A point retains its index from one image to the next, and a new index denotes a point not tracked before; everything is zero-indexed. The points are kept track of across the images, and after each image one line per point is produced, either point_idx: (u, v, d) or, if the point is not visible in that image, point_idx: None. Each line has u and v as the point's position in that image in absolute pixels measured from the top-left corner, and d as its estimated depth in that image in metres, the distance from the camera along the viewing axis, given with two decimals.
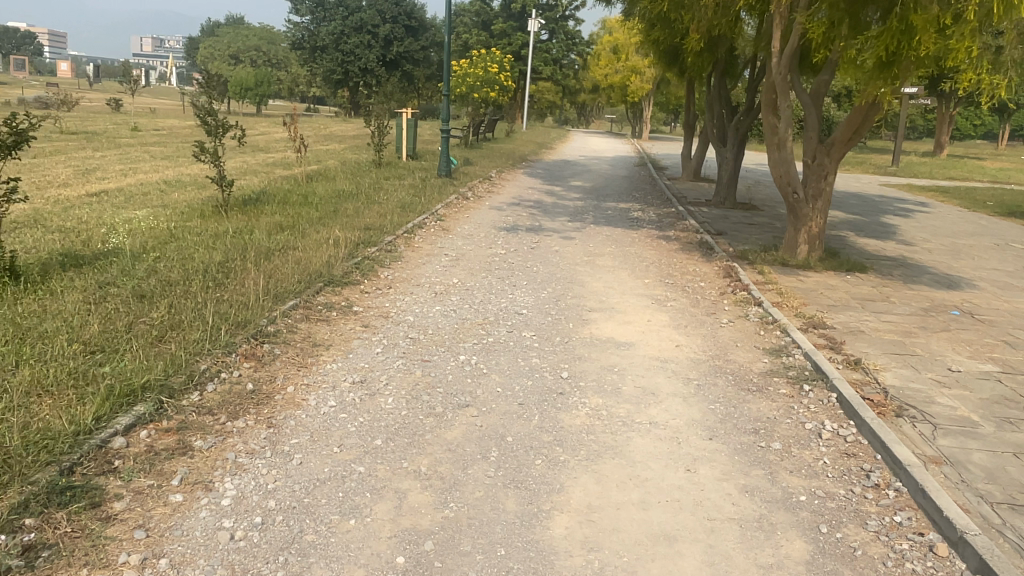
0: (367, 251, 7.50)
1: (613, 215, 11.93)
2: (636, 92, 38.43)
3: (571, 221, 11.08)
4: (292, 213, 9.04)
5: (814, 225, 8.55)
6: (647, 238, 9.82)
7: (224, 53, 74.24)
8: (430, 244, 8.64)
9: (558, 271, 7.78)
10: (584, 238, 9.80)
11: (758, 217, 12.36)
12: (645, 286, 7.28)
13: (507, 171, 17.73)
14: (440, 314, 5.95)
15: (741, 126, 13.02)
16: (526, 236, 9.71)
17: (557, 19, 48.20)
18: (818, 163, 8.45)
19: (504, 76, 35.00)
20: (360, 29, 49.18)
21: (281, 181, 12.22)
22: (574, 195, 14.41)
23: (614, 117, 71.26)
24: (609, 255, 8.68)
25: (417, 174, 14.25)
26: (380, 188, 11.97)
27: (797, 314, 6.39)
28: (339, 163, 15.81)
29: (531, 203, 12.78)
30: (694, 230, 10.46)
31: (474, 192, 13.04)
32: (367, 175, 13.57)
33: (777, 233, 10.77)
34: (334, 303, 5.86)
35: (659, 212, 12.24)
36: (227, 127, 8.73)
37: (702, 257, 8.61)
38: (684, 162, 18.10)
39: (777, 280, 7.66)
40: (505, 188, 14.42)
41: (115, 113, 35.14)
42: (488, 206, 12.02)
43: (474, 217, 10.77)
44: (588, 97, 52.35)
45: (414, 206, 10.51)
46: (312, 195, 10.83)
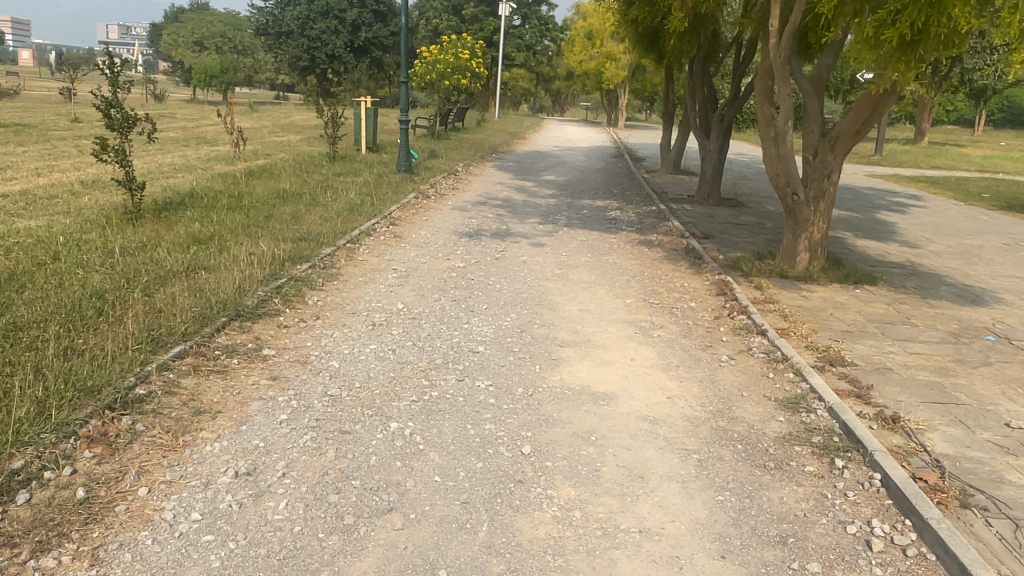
0: (295, 269, 6.28)
1: (588, 215, 10.78)
2: (611, 79, 37.38)
3: (542, 224, 9.92)
4: (216, 220, 7.79)
5: (817, 230, 7.46)
6: (627, 244, 8.67)
7: (187, 40, 71.81)
8: (377, 255, 7.44)
9: (524, 288, 6.63)
10: (556, 244, 8.64)
11: (747, 215, 11.30)
12: (627, 308, 6.15)
13: (475, 165, 16.49)
14: (374, 355, 4.77)
15: (726, 116, 11.92)
16: (491, 242, 8.54)
17: (529, 4, 46.94)
18: (820, 158, 7.38)
19: (474, 62, 33.65)
20: (327, 14, 47.47)
21: (217, 180, 10.93)
22: (546, 191, 13.25)
23: (590, 105, 70.24)
24: (584, 267, 7.54)
25: (374, 169, 13.00)
26: (329, 187, 10.70)
27: (810, 346, 5.31)
28: (289, 157, 14.46)
29: (499, 201, 11.59)
30: (679, 232, 9.36)
31: (435, 189, 11.83)
32: (318, 172, 12.29)
33: (770, 235, 9.72)
34: (238, 345, 4.66)
35: (638, 211, 11.13)
36: (133, 121, 7.43)
37: (690, 268, 7.49)
38: (664, 153, 17.00)
39: (779, 297, 6.57)
40: (471, 184, 13.21)
41: (65, 102, 33.27)
42: (450, 205, 10.80)
43: (433, 220, 9.56)
44: (563, 85, 51.15)
45: (364, 208, 9.28)
46: (248, 196, 9.56)
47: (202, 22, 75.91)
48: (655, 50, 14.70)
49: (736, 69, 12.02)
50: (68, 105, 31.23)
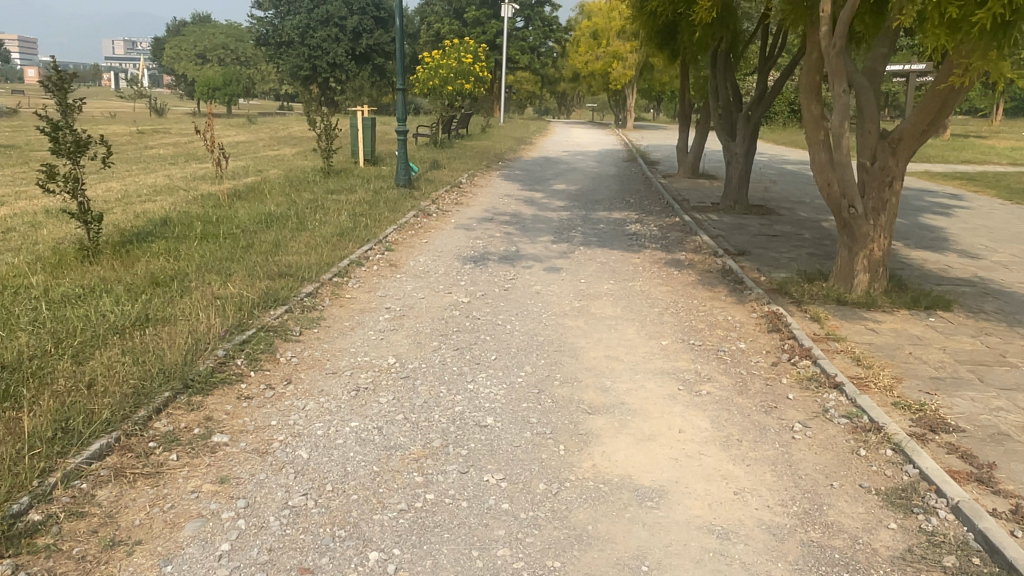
0: (267, 317, 5.25)
1: (606, 230, 9.76)
2: (618, 80, 36.36)
3: (555, 242, 8.91)
4: (184, 255, 6.83)
5: (877, 247, 6.39)
6: (654, 266, 7.65)
7: (188, 53, 71.33)
8: (368, 290, 6.44)
9: (540, 329, 5.62)
10: (573, 268, 7.62)
11: (780, 225, 10.25)
12: (665, 353, 5.12)
13: (480, 175, 15.50)
14: (353, 436, 3.76)
15: (752, 116, 10.93)
16: (500, 268, 7.54)
17: (532, 5, 46.00)
18: (878, 164, 6.32)
19: (477, 66, 32.70)
20: (327, 22, 46.57)
21: (197, 203, 10.00)
22: (557, 202, 12.25)
23: (596, 106, 69.21)
24: (607, 297, 6.52)
25: (371, 185, 12.05)
26: (320, 208, 9.73)
27: (899, 403, 4.28)
28: (281, 174, 13.52)
29: (506, 216, 10.61)
30: (710, 248, 8.33)
31: (436, 205, 10.85)
32: (309, 190, 11.34)
33: (811, 249, 8.69)
34: (181, 432, 3.66)
35: (661, 224, 10.11)
36: (85, 145, 6.45)
37: (732, 296, 6.47)
38: (681, 156, 15.98)
39: (843, 332, 5.54)
40: (476, 198, 12.21)
41: (65, 121, 32.66)
42: (454, 224, 9.83)
43: (435, 243, 8.58)
44: (568, 87, 50.22)
45: (356, 234, 8.27)
46: (230, 221, 8.59)
47: (203, 35, 75.48)
48: (671, 46, 13.96)
49: (762, 63, 11.18)
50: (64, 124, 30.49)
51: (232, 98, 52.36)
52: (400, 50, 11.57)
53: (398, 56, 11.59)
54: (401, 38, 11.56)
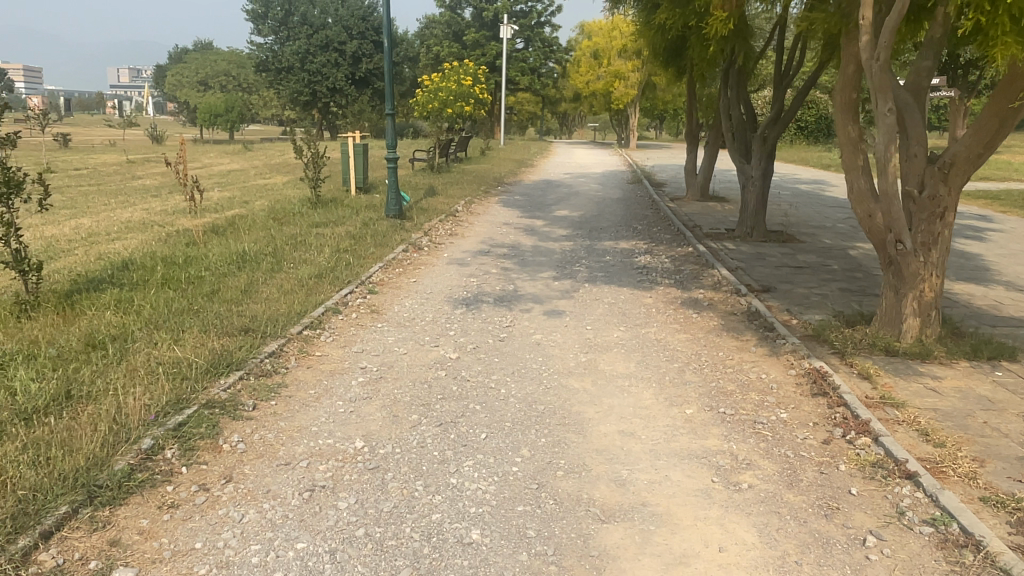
0: (213, 389, 4.38)
1: (613, 263, 8.93)
2: (620, 100, 35.72)
3: (558, 279, 8.07)
4: (136, 305, 6.02)
5: (929, 287, 5.55)
6: (669, 308, 6.81)
7: (190, 80, 71.85)
8: (342, 344, 5.60)
9: (540, 394, 4.77)
10: (578, 311, 6.78)
11: (803, 254, 9.41)
12: (691, 425, 4.26)
13: (478, 201, 14.72)
14: (299, 564, 2.92)
15: (769, 136, 10.17)
16: (496, 312, 6.71)
17: (532, 26, 45.48)
18: (928, 193, 5.49)
19: (477, 88, 32.09)
20: (326, 47, 46.13)
21: (168, 240, 9.21)
22: (560, 230, 11.44)
23: (599, 124, 68.65)
24: (618, 348, 5.67)
25: (360, 216, 11.27)
26: (302, 244, 8.94)
27: (990, 500, 3.42)
28: (266, 204, 12.75)
29: (505, 249, 9.80)
30: (730, 284, 7.50)
31: (429, 238, 10.05)
32: (293, 222, 10.56)
33: (841, 283, 7.85)
34: (72, 568, 2.82)
35: (673, 255, 9.28)
36: (19, 185, 5.66)
37: (762, 346, 5.61)
38: (689, 178, 15.21)
39: (900, 394, 4.68)
40: (472, 227, 11.41)
41: (63, 152, 32.38)
42: (448, 258, 9.01)
43: (424, 282, 7.76)
44: (570, 107, 49.63)
45: (337, 275, 7.42)
46: (199, 262, 7.78)
47: (204, 61, 75.52)
48: (678, 60, 13.28)
49: (777, 79, 10.44)
50: (60, 155, 30.00)
51: (232, 124, 52.05)
52: (388, 72, 10.82)
53: (386, 79, 10.85)
54: (388, 60, 10.82)
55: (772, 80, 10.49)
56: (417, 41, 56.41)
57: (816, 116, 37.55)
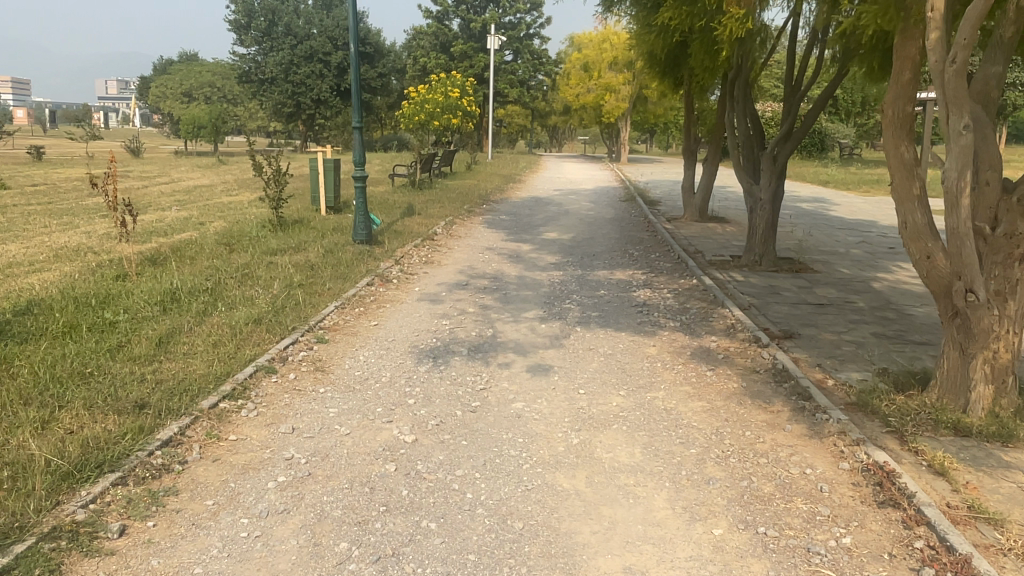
0: (66, 508, 3.23)
1: (608, 299, 7.79)
2: (611, 112, 34.75)
3: (545, 320, 6.91)
4: (14, 367, 4.82)
5: (1005, 347, 4.41)
6: (677, 361, 5.66)
7: (175, 91, 70.88)
8: (269, 421, 4.40)
9: (517, 499, 3.60)
10: (569, 365, 5.62)
11: (823, 288, 8.30)
12: (722, 556, 3.11)
13: (459, 222, 13.56)
14: None
15: (781, 154, 9.13)
16: (469, 367, 5.54)
17: (521, 38, 44.53)
18: (1004, 231, 4.37)
19: (464, 100, 31.02)
20: (311, 58, 44.86)
21: (96, 272, 8.01)
22: (548, 257, 10.29)
23: (589, 137, 67.80)
24: (619, 421, 4.51)
25: (324, 241, 10.05)
26: (248, 277, 7.75)
27: None
28: (224, 226, 11.54)
29: (486, 280, 8.63)
30: (748, 329, 6.35)
31: (399, 268, 8.89)
32: (246, 249, 9.36)
33: (876, 326, 6.72)
34: None
35: (676, 289, 8.14)
36: None
37: (801, 421, 4.46)
38: (686, 197, 14.13)
39: (993, 503, 3.54)
40: (451, 254, 10.24)
41: (37, 165, 31.21)
42: (419, 294, 7.86)
43: (387, 326, 6.59)
44: (560, 119, 48.70)
45: (280, 318, 6.26)
46: (119, 303, 6.61)
47: (189, 72, 74.38)
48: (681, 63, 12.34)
49: (790, 90, 9.49)
50: (31, 167, 28.70)
51: (215, 136, 50.83)
52: (355, 78, 9.64)
53: (353, 85, 9.67)
54: (355, 64, 9.64)
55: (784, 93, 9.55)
56: (404, 53, 55.42)
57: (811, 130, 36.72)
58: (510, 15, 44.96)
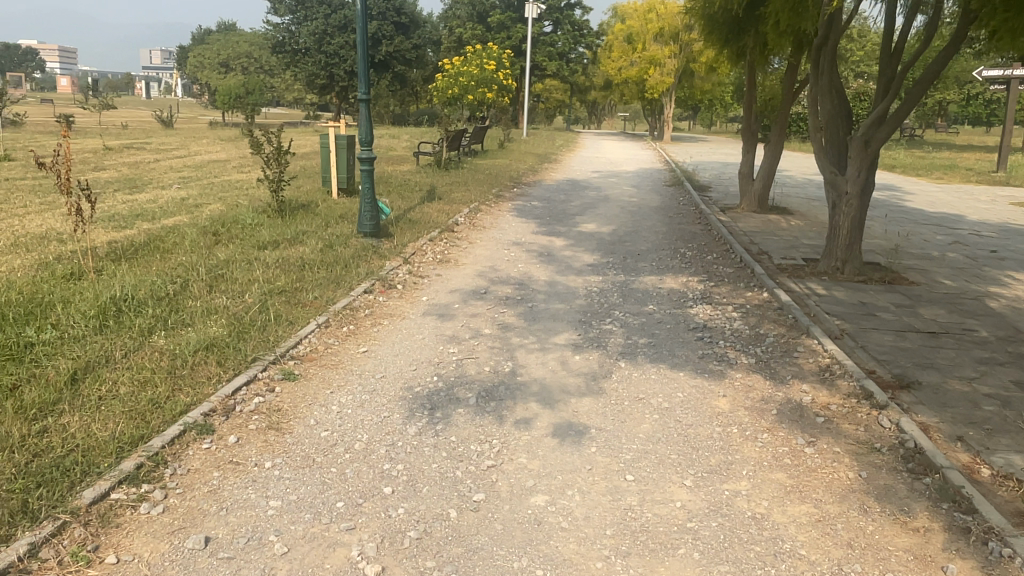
0: None
1: (659, 319, 6.28)
2: (655, 88, 32.77)
3: (580, 350, 5.44)
4: None
5: None
6: (760, 424, 4.16)
7: (212, 62, 70.49)
8: (176, 527, 3.03)
9: None
10: (610, 424, 4.16)
11: (927, 308, 6.68)
12: None
13: (486, 209, 12.11)
14: None
15: (875, 141, 7.52)
16: (476, 423, 4.10)
17: (561, 8, 42.54)
18: None
19: (499, 73, 29.42)
20: (345, 27, 43.41)
21: (46, 268, 6.74)
22: (585, 255, 8.79)
23: (629, 114, 65.47)
24: (687, 542, 3.04)
25: (326, 232, 8.68)
26: (221, 281, 6.41)
27: None
28: (220, 210, 10.25)
29: (510, 287, 7.18)
30: (850, 375, 4.80)
31: (408, 270, 7.46)
32: (232, 241, 8.04)
33: (1017, 372, 5.11)
34: None
35: (743, 306, 6.59)
36: None
37: (967, 556, 2.94)
38: (744, 184, 12.48)
39: None
40: (471, 250, 8.82)
41: (68, 136, 30.57)
42: (427, 305, 6.43)
43: (379, 354, 5.16)
44: (600, 95, 46.69)
45: (240, 343, 4.87)
46: (50, 315, 5.31)
47: (226, 43, 73.76)
48: (750, 25, 10.62)
49: (887, 63, 7.82)
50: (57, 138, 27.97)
51: (250, 108, 49.95)
52: (361, 40, 8.05)
53: (359, 49, 8.07)
54: (361, 23, 8.04)
55: (882, 66, 7.85)
56: (441, 24, 53.82)
57: None
58: None
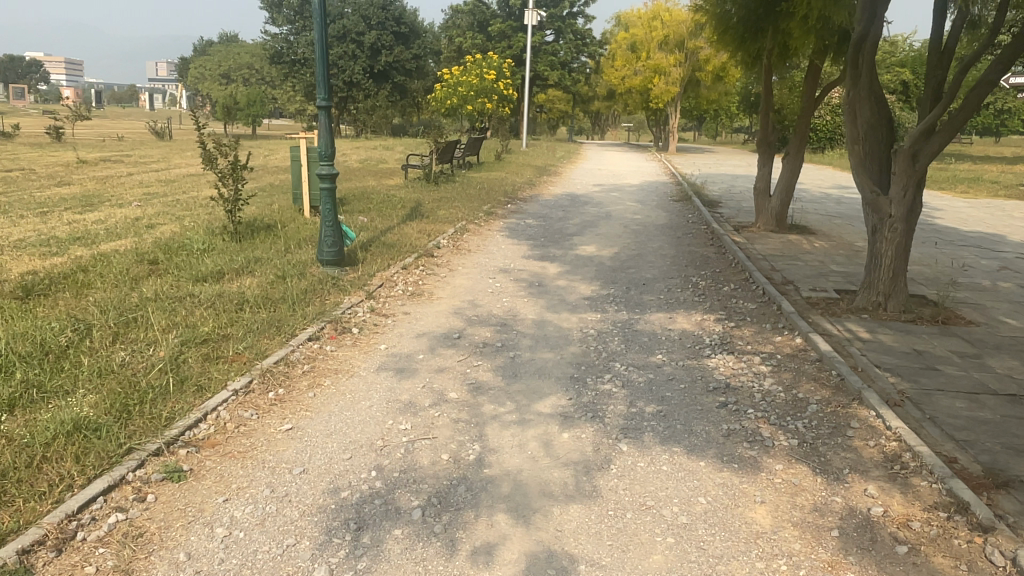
0: None
1: (670, 374, 5.08)
2: (659, 98, 31.74)
3: (570, 424, 4.23)
4: None
5: None
6: (817, 556, 2.96)
7: (213, 74, 69.85)
8: None
9: None
10: (607, 555, 2.95)
11: (997, 359, 5.45)
12: None
13: (474, 228, 10.94)
14: None
15: (923, 157, 6.34)
16: (415, 557, 2.90)
17: (563, 16, 41.59)
18: None
19: (499, 82, 28.37)
20: (343, 37, 42.45)
21: None
22: (581, 286, 7.59)
23: (633, 125, 64.45)
24: None
25: (283, 261, 7.47)
26: (131, 328, 5.24)
27: None
28: (172, 232, 9.09)
29: (490, 328, 5.99)
30: (931, 471, 3.57)
31: (370, 308, 6.26)
32: (168, 273, 6.87)
33: None
34: None
35: (773, 357, 5.37)
36: None
37: None
38: (760, 200, 11.28)
39: None
40: (450, 280, 7.63)
41: (58, 146, 29.53)
42: (385, 356, 5.23)
43: (307, 432, 3.96)
44: (603, 105, 45.67)
45: (118, 426, 3.69)
46: None
47: (227, 54, 73.21)
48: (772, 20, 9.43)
49: (937, 65, 6.61)
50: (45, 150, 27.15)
51: (249, 119, 49.07)
52: (318, 36, 6.91)
53: (315, 46, 6.93)
54: (317, 16, 6.91)
55: (930, 67, 6.65)
56: (442, 33, 52.91)
57: None
58: None
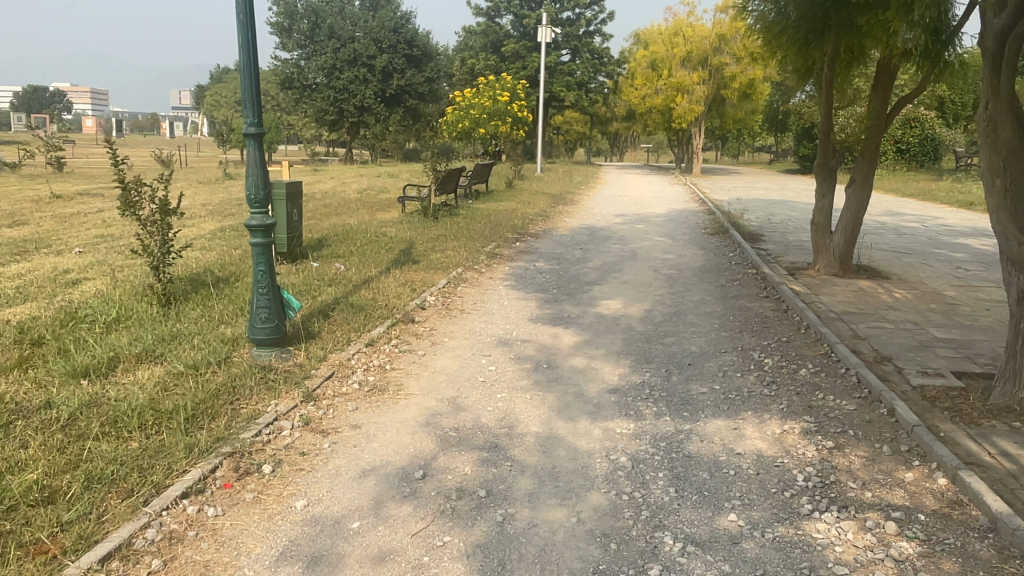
0: None
1: (757, 560, 3.11)
2: (683, 117, 29.88)
3: None
4: None
5: None
6: None
7: (228, 101, 69.45)
8: None
9: None
10: None
11: None
12: None
13: (473, 276, 9.07)
14: None
15: None
16: None
17: (579, 36, 39.95)
18: None
19: (512, 104, 26.63)
20: (354, 61, 41.15)
21: None
22: (605, 368, 5.64)
23: (653, 145, 62.76)
24: None
25: (207, 340, 5.62)
26: None
27: None
28: (90, 293, 7.32)
29: (471, 455, 4.05)
30: None
31: (302, 421, 4.37)
32: (39, 366, 5.07)
33: None
34: None
35: (913, 522, 3.39)
36: None
37: None
38: (819, 237, 9.41)
39: None
40: (428, 360, 5.73)
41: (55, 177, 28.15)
42: (297, 525, 3.31)
43: None
44: (622, 126, 44.03)
45: None
46: None
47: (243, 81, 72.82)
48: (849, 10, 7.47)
49: None
50: (38, 181, 25.78)
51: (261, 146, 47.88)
52: (241, 43, 5.11)
53: (239, 56, 5.11)
54: (240, 14, 5.11)
55: None
56: (456, 56, 51.62)
57: (920, 137, 30.81)
58: (568, 11, 40.52)
